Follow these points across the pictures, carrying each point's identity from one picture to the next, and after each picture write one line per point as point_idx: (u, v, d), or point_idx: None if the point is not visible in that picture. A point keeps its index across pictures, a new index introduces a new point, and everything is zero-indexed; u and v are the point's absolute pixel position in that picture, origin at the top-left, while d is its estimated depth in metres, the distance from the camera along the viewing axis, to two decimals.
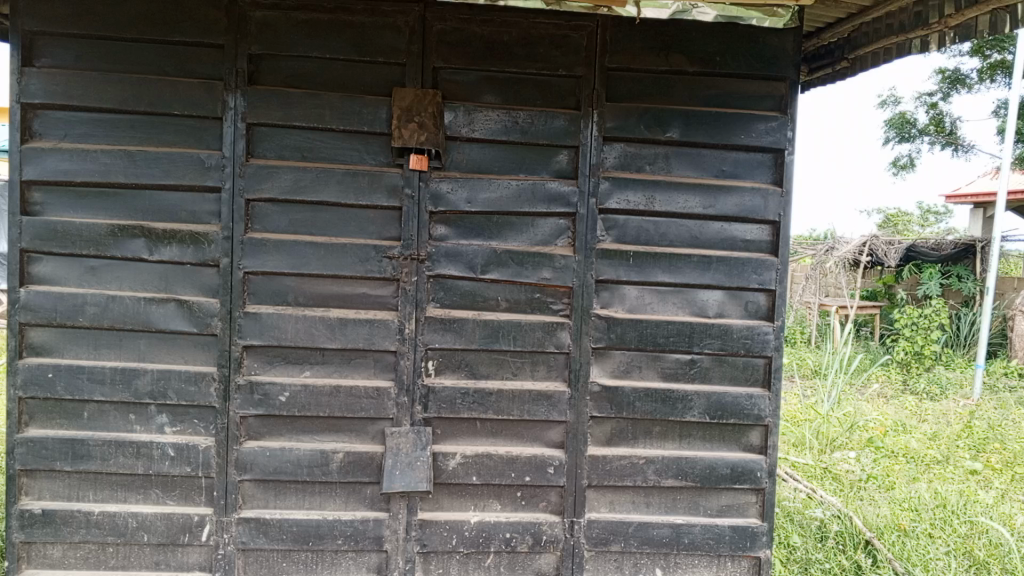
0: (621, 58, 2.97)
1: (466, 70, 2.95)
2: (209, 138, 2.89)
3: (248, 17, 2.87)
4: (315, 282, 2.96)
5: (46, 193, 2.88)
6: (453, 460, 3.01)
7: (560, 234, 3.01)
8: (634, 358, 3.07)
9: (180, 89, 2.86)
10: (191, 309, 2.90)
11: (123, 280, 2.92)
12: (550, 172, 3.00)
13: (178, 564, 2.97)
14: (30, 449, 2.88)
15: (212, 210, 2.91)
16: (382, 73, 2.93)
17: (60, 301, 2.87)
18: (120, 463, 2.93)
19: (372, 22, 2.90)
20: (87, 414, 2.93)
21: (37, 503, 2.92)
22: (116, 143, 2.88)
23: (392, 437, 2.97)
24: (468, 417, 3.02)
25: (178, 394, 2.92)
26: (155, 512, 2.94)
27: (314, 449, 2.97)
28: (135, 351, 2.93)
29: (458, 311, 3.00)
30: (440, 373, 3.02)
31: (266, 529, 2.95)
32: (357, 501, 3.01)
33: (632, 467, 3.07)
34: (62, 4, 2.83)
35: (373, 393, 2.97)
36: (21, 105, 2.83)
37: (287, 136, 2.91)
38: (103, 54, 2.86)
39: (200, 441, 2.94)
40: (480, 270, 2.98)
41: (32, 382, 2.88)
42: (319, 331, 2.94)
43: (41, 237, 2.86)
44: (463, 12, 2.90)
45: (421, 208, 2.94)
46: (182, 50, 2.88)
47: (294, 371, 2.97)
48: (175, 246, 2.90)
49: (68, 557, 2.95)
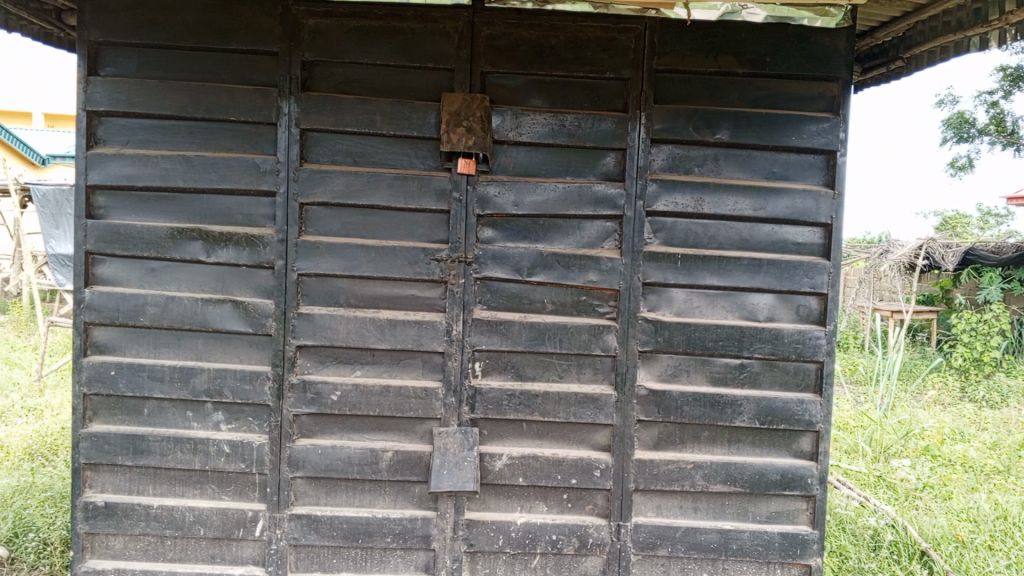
0: (669, 61, 2.96)
1: (513, 74, 2.98)
2: (264, 144, 2.97)
3: (302, 25, 2.94)
4: (366, 284, 3.01)
5: (110, 198, 3.00)
6: (500, 461, 3.03)
7: (607, 236, 3.01)
8: (682, 362, 3.06)
9: (236, 96, 2.95)
10: (246, 309, 2.98)
11: (182, 281, 3.02)
12: (598, 175, 3.00)
13: (233, 558, 3.05)
14: (94, 443, 3.00)
15: (267, 214, 2.99)
16: (431, 78, 2.98)
17: (122, 302, 2.99)
18: (177, 459, 3.02)
19: (422, 27, 2.94)
20: (147, 411, 3.03)
21: (100, 496, 3.03)
22: (176, 149, 2.98)
23: (439, 437, 3.00)
24: (514, 419, 3.04)
25: (233, 392, 3.00)
26: (211, 506, 3.03)
27: (364, 448, 3.02)
28: (193, 351, 3.02)
29: (505, 313, 3.03)
30: (487, 375, 3.04)
31: (317, 526, 3.01)
32: (406, 500, 3.05)
33: (680, 471, 3.05)
34: (125, 15, 2.94)
35: (421, 393, 3.01)
36: (87, 113, 2.94)
37: (338, 141, 2.98)
38: (164, 63, 2.97)
39: (254, 438, 3.02)
40: (527, 273, 3.00)
41: (96, 380, 3.00)
42: (369, 332, 2.99)
43: (106, 240, 2.98)
44: (511, 16, 2.93)
45: (469, 211, 2.98)
46: (239, 58, 2.96)
47: (344, 370, 3.03)
48: (231, 249, 2.98)
49: (129, 549, 3.06)
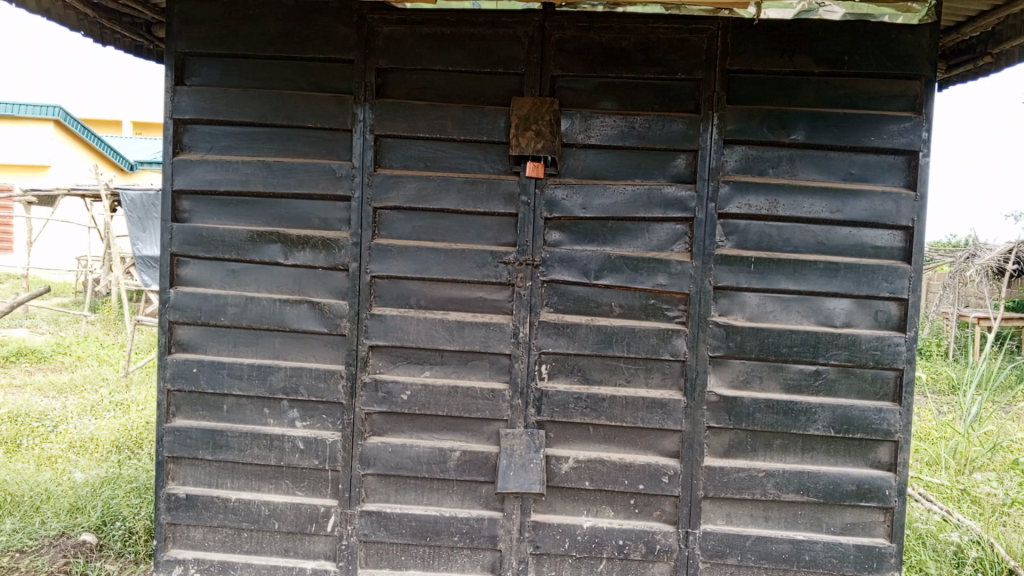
0: (742, 61, 2.92)
1: (584, 77, 2.98)
2: (339, 149, 3.05)
3: (376, 33, 3.01)
4: (435, 286, 3.06)
5: (194, 202, 3.13)
6: (566, 464, 3.04)
7: (677, 239, 2.98)
8: (754, 368, 3.00)
9: (313, 103, 3.04)
10: (321, 310, 3.07)
11: (261, 282, 3.12)
12: (668, 177, 2.97)
13: (305, 552, 3.13)
14: (177, 437, 3.13)
15: (341, 217, 3.06)
16: (501, 83, 3.00)
17: (205, 302, 3.11)
18: (254, 454, 3.12)
19: (493, 32, 2.97)
20: (226, 407, 3.15)
21: (181, 487, 3.16)
22: (256, 154, 3.09)
23: (506, 439, 3.02)
24: (582, 422, 3.04)
25: (308, 390, 3.09)
26: (285, 501, 3.12)
27: (432, 447, 3.06)
28: (270, 349, 3.13)
29: (573, 316, 3.03)
30: (554, 378, 3.05)
31: (386, 523, 3.07)
32: (473, 500, 3.08)
33: (751, 479, 2.99)
34: (210, 26, 3.07)
35: (488, 394, 3.04)
36: (173, 121, 3.08)
37: (411, 146, 3.04)
38: (245, 71, 3.08)
39: (327, 435, 3.10)
40: (595, 276, 2.99)
41: (179, 376, 3.13)
42: (438, 333, 3.04)
43: (190, 242, 3.11)
44: (582, 20, 2.93)
45: (538, 214, 2.99)
46: (316, 66, 3.05)
47: (414, 371, 3.08)
48: (308, 251, 3.07)
49: (208, 540, 3.17)
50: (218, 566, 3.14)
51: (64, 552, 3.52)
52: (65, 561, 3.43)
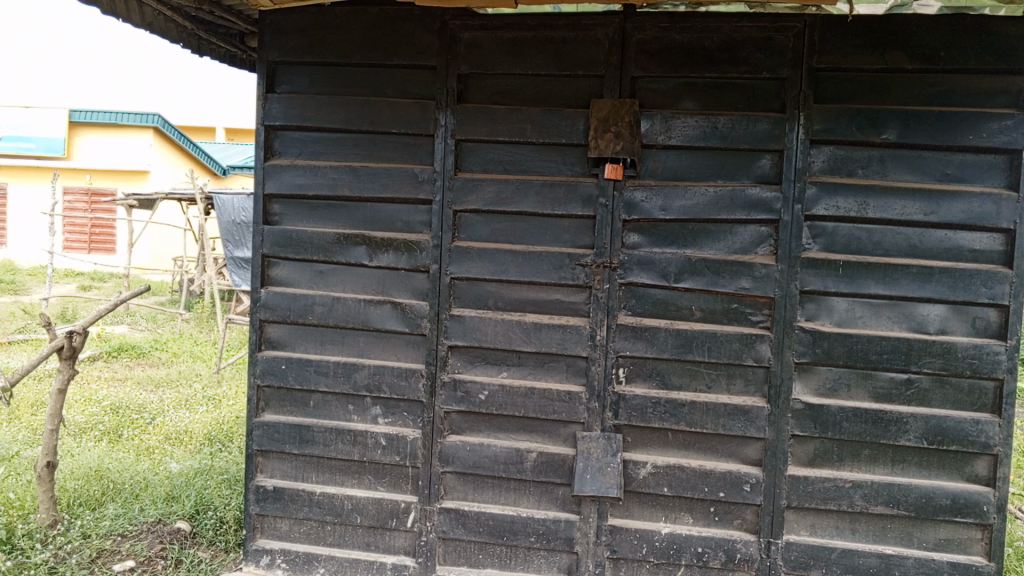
0: (830, 59, 2.84)
1: (664, 78, 2.95)
2: (421, 154, 3.12)
3: (459, 39, 3.06)
4: (514, 288, 3.08)
5: (284, 205, 3.25)
6: (644, 469, 3.01)
7: (761, 242, 2.92)
8: (841, 375, 2.90)
9: (397, 109, 3.11)
10: (404, 310, 3.14)
11: (346, 283, 3.22)
12: (752, 178, 2.91)
13: (386, 547, 3.20)
14: (266, 431, 3.26)
15: (423, 220, 3.13)
16: (581, 86, 3.00)
17: (293, 301, 3.23)
18: (339, 449, 3.22)
19: (573, 35, 2.98)
20: (312, 403, 3.26)
21: (269, 480, 3.28)
22: (341, 159, 3.19)
23: (583, 442, 3.01)
24: (660, 427, 3.01)
25: (390, 388, 3.16)
26: (367, 496, 3.20)
27: (510, 447, 3.09)
28: (355, 348, 3.22)
29: (652, 319, 3.00)
30: (632, 382, 3.03)
31: (465, 521, 3.11)
32: (550, 501, 3.08)
33: (837, 490, 2.90)
34: (300, 36, 3.18)
35: (565, 397, 3.04)
36: (265, 128, 3.22)
37: (491, 149, 3.07)
38: (332, 79, 3.18)
39: (408, 433, 3.16)
40: (675, 279, 2.96)
41: (269, 372, 3.25)
42: (516, 334, 3.06)
43: (280, 244, 3.23)
44: (663, 20, 2.91)
45: (617, 217, 2.98)
46: (399, 72, 3.12)
47: (492, 371, 3.11)
48: (391, 253, 3.14)
49: (294, 531, 3.28)
50: (303, 557, 3.25)
51: (161, 538, 3.70)
52: (162, 547, 3.61)
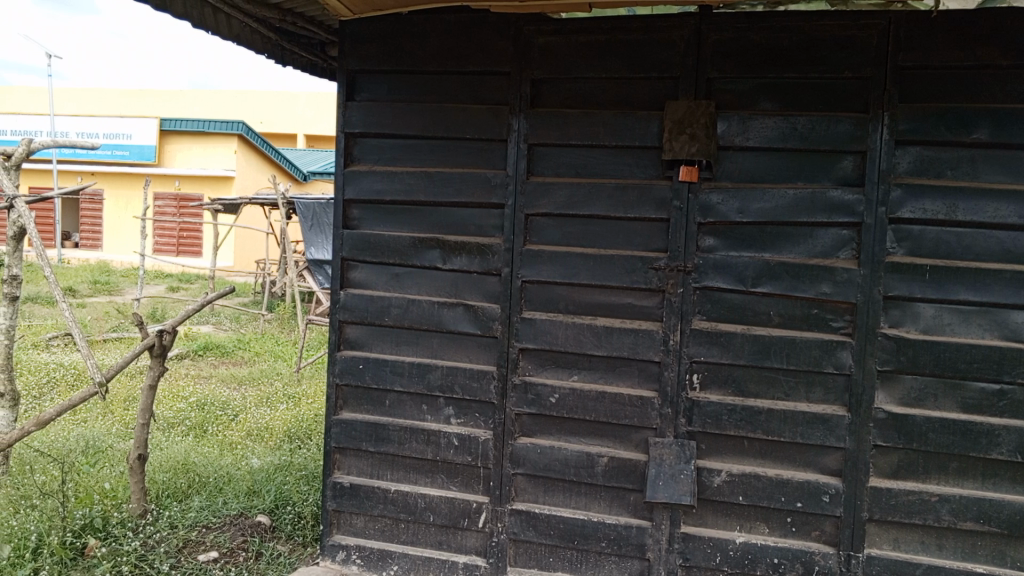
0: (916, 57, 2.74)
1: (741, 79, 2.90)
2: (495, 158, 3.15)
3: (533, 44, 3.09)
4: (586, 291, 3.08)
5: (362, 210, 3.34)
6: (718, 477, 2.96)
7: (842, 245, 2.84)
8: (928, 384, 2.80)
9: (471, 115, 3.16)
10: (476, 313, 3.18)
11: (421, 286, 3.28)
12: (833, 179, 2.84)
13: (458, 546, 3.24)
14: (344, 429, 3.35)
15: (496, 224, 3.16)
16: (655, 88, 2.98)
17: (371, 303, 3.31)
18: (413, 448, 3.28)
19: (647, 38, 2.96)
20: (388, 402, 3.33)
21: (346, 477, 3.37)
22: (417, 164, 3.25)
23: (655, 448, 2.99)
24: (735, 435, 2.95)
25: (463, 389, 3.21)
26: (440, 495, 3.25)
27: (581, 451, 3.09)
28: (429, 349, 3.27)
29: (727, 324, 2.95)
30: (706, 388, 2.98)
31: (536, 523, 3.13)
32: (621, 507, 3.06)
33: (922, 504, 2.79)
34: (378, 45, 3.26)
35: (637, 402, 3.02)
36: (345, 135, 3.31)
37: (564, 153, 3.08)
38: (409, 86, 3.25)
39: (480, 433, 3.20)
40: (751, 284, 2.91)
41: (347, 371, 3.35)
42: (587, 338, 3.06)
43: (358, 247, 3.32)
44: (740, 21, 2.87)
45: (691, 220, 2.94)
46: (474, 78, 3.17)
47: (564, 375, 3.12)
48: (465, 256, 3.19)
49: (369, 528, 3.36)
50: (377, 553, 3.32)
51: (242, 531, 3.85)
52: (243, 539, 3.76)
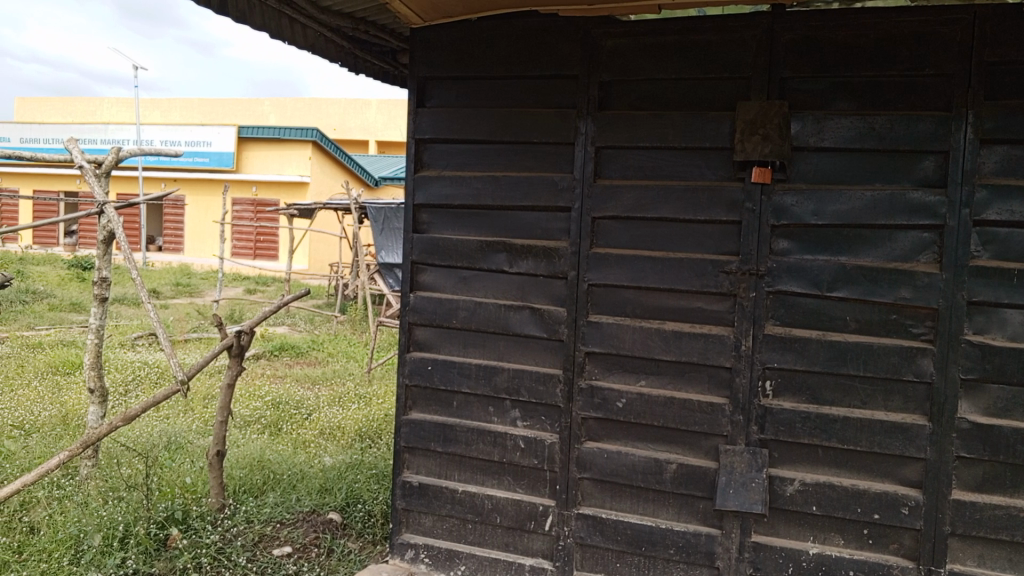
0: (1004, 52, 2.62)
1: (816, 78, 2.83)
2: (562, 162, 3.16)
3: (601, 47, 3.08)
4: (654, 295, 3.06)
5: (432, 214, 3.39)
6: (791, 486, 2.89)
7: (923, 248, 2.74)
8: (1016, 395, 2.67)
9: (539, 119, 3.18)
10: (543, 316, 3.19)
11: (488, 289, 3.31)
12: (913, 180, 2.75)
13: (524, 548, 3.26)
14: (413, 429, 3.41)
15: (563, 227, 3.17)
16: (726, 89, 2.94)
17: (439, 306, 3.36)
18: (480, 449, 3.31)
19: (718, 38, 2.92)
20: (455, 403, 3.37)
21: (415, 476, 3.42)
22: (485, 169, 3.29)
23: (725, 455, 2.94)
24: (809, 444, 2.88)
25: (529, 392, 3.22)
26: (507, 497, 3.27)
27: (649, 457, 3.06)
28: (496, 352, 3.30)
29: (801, 329, 2.89)
30: (779, 395, 2.92)
31: (602, 528, 3.12)
32: (689, 514, 3.02)
33: (1010, 519, 2.67)
34: (448, 52, 3.32)
35: (707, 408, 2.98)
36: (416, 141, 3.38)
37: (632, 156, 3.07)
38: (477, 92, 3.29)
39: (546, 437, 3.21)
40: (826, 288, 2.83)
41: (416, 373, 3.41)
42: (655, 342, 3.03)
43: (428, 251, 3.38)
44: (815, 19, 2.80)
45: (763, 222, 2.89)
46: (541, 83, 3.18)
47: (631, 379, 3.10)
48: (531, 260, 3.21)
49: (437, 527, 3.40)
50: (445, 553, 3.36)
51: (315, 528, 3.96)
52: (315, 535, 3.86)
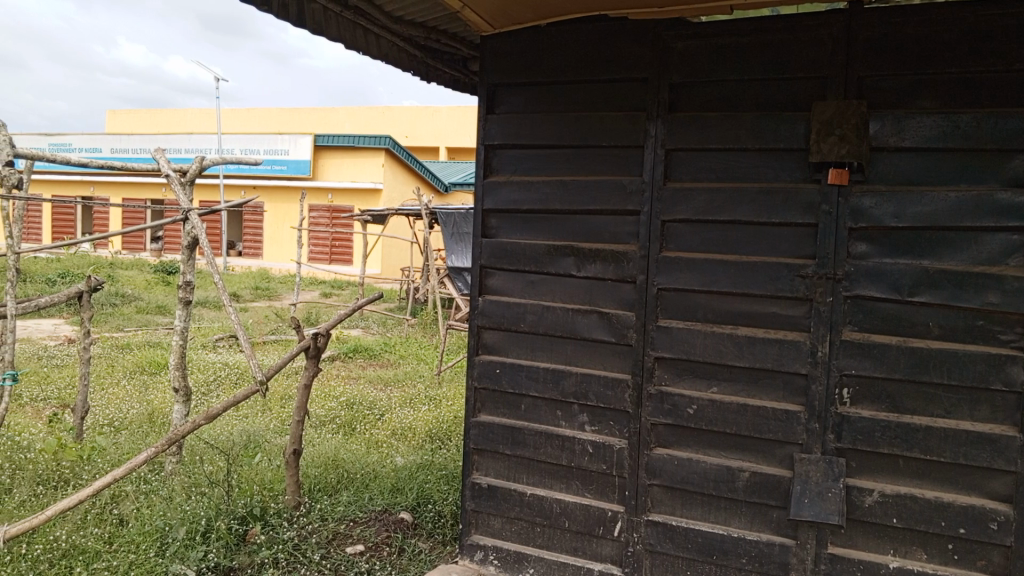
0: None
1: (896, 75, 2.74)
2: (632, 166, 3.14)
3: (672, 49, 3.06)
4: (726, 300, 3.01)
5: (500, 219, 3.43)
6: (870, 497, 2.80)
7: (1012, 252, 2.62)
8: None
9: (608, 123, 3.17)
10: (611, 320, 3.18)
11: (556, 293, 3.32)
12: (1001, 180, 2.63)
13: (593, 554, 3.25)
14: (482, 431, 3.45)
15: (633, 231, 3.15)
16: (801, 88, 2.87)
17: (507, 310, 3.40)
18: (548, 453, 3.32)
19: (792, 37, 2.86)
20: (523, 407, 3.39)
21: (484, 478, 3.46)
22: (553, 174, 3.30)
23: (801, 464, 2.87)
24: (889, 454, 2.78)
25: (598, 397, 3.22)
26: (575, 501, 3.27)
27: (720, 464, 3.02)
28: (564, 355, 3.31)
29: (880, 335, 2.79)
30: (857, 403, 2.83)
31: (672, 535, 3.08)
32: (763, 523, 2.96)
33: None
34: (517, 58, 3.35)
35: (781, 415, 2.91)
36: (485, 147, 3.43)
37: (703, 158, 3.04)
38: (546, 97, 3.30)
39: (615, 441, 3.20)
40: (907, 292, 2.74)
41: (485, 375, 3.44)
42: (727, 348, 2.99)
43: (497, 255, 3.42)
44: (895, 15, 2.72)
45: (840, 225, 2.81)
46: (610, 86, 3.17)
47: (702, 385, 3.06)
48: (599, 264, 3.20)
49: (505, 530, 3.42)
50: (514, 555, 3.38)
51: (387, 527, 4.04)
52: (387, 535, 3.95)
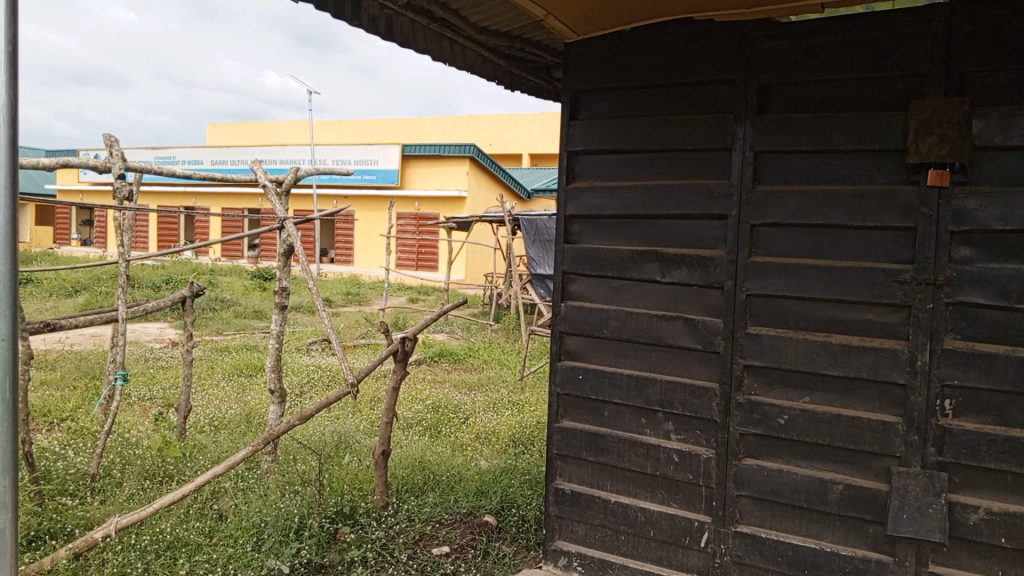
0: None
1: (1001, 71, 2.60)
2: (719, 169, 3.09)
3: (760, 50, 3.00)
4: (818, 306, 2.93)
5: (583, 225, 3.44)
6: (975, 514, 2.65)
7: None
8: None
9: (693, 126, 3.13)
10: (697, 327, 3.14)
11: (640, 299, 3.30)
12: None
13: (679, 564, 3.19)
14: (565, 437, 3.46)
15: (720, 236, 3.10)
16: (897, 87, 2.77)
17: (591, 316, 3.40)
18: (632, 460, 3.30)
19: (888, 34, 2.76)
20: (606, 413, 3.38)
21: (568, 484, 3.47)
22: (637, 178, 3.29)
23: (899, 478, 2.75)
24: (996, 469, 2.63)
25: (683, 405, 3.17)
26: (660, 510, 3.23)
27: (813, 476, 2.92)
28: (648, 362, 3.27)
29: (986, 344, 2.65)
30: (960, 415, 2.69)
31: (762, 548, 3.01)
32: (858, 538, 2.85)
33: None
34: (601, 64, 3.35)
35: (878, 427, 2.80)
36: (568, 153, 3.45)
37: (794, 160, 2.96)
38: (630, 102, 3.29)
39: (701, 451, 3.14)
40: (1015, 299, 2.59)
41: (568, 381, 3.45)
42: (820, 356, 2.90)
43: (580, 261, 3.43)
44: (1000, 8, 2.59)
45: (941, 228, 2.69)
46: (696, 89, 3.13)
47: (793, 395, 2.98)
48: (685, 269, 3.17)
49: (589, 536, 3.41)
50: (598, 563, 3.37)
51: (471, 530, 4.10)
52: (472, 537, 4.00)
